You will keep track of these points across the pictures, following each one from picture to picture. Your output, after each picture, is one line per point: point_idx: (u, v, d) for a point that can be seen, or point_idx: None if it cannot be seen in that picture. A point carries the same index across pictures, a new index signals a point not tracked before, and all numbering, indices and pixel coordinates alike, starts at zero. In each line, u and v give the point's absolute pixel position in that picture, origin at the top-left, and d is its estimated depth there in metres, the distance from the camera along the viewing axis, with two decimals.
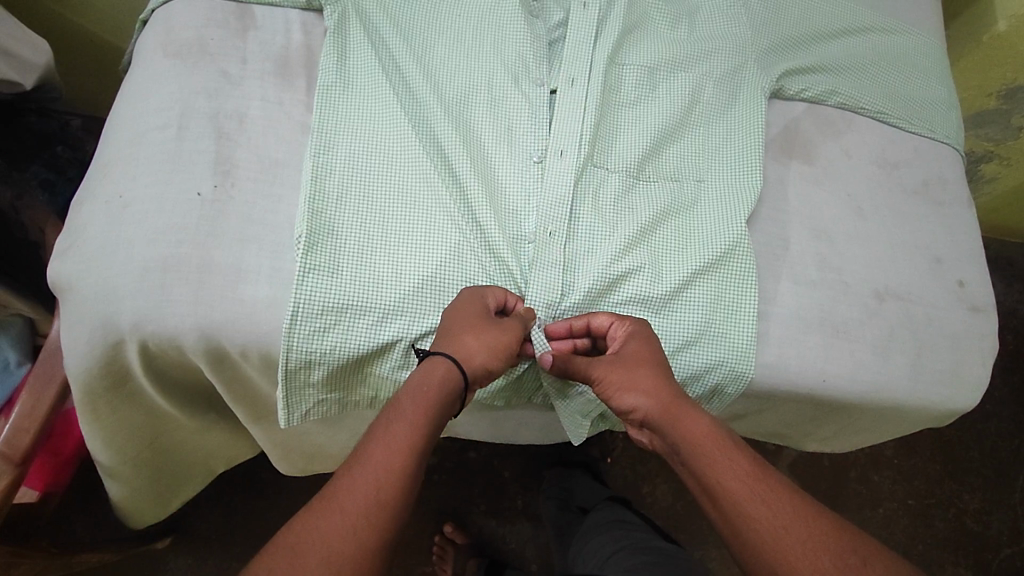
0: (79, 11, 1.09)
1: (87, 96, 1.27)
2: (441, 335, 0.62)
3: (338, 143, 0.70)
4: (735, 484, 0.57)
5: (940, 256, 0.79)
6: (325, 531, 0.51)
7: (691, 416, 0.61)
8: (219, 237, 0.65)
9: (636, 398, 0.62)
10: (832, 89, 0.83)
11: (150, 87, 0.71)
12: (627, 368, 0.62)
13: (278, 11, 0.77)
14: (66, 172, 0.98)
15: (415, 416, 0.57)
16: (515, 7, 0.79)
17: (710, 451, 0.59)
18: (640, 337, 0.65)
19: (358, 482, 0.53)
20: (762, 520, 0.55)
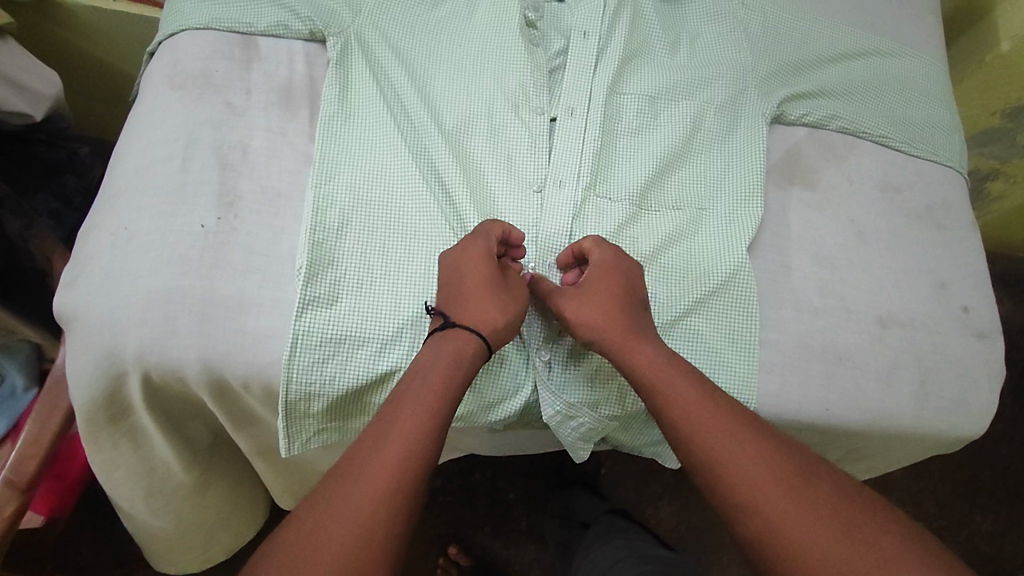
0: (88, 38, 1.14)
1: (94, 114, 1.33)
2: (455, 303, 0.64)
3: (340, 175, 0.71)
4: (688, 415, 0.59)
5: (944, 282, 0.78)
6: (339, 516, 0.53)
7: (641, 347, 0.63)
8: (221, 269, 0.66)
9: (590, 327, 0.64)
10: (833, 114, 0.83)
11: (156, 118, 0.72)
12: (587, 300, 0.65)
13: (283, 41, 0.77)
14: (72, 202, 0.99)
15: (432, 399, 0.58)
16: (516, 35, 0.79)
17: (664, 387, 0.61)
18: (608, 266, 0.67)
19: (371, 467, 0.54)
20: (723, 459, 0.57)
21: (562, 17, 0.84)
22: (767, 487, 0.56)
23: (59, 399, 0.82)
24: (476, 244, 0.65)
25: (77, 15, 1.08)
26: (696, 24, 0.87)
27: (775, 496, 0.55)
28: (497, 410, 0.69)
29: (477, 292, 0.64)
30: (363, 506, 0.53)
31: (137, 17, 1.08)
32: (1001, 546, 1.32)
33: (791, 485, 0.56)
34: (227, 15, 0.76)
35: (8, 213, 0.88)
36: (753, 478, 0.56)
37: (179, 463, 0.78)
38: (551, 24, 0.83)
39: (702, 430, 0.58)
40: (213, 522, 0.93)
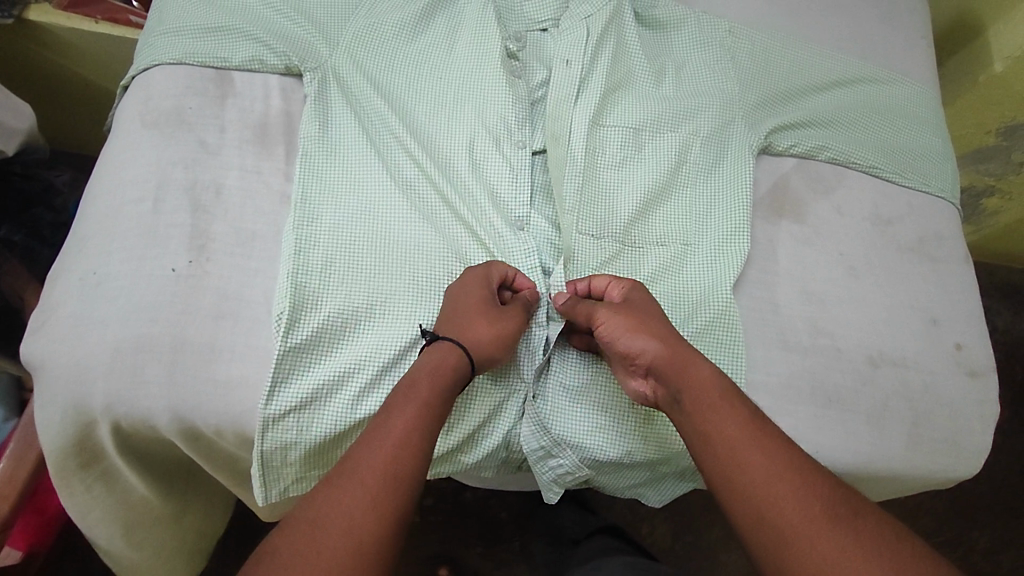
0: (70, 58, 1.12)
1: (78, 133, 1.32)
2: (448, 321, 0.63)
3: (320, 214, 0.69)
4: (727, 435, 0.56)
5: (936, 317, 0.77)
6: (340, 508, 0.50)
7: (695, 363, 0.60)
8: (192, 315, 0.64)
9: (644, 341, 0.61)
10: (822, 145, 0.82)
11: (128, 158, 0.70)
12: (632, 314, 0.63)
13: (258, 76, 0.76)
14: (46, 238, 0.97)
15: (429, 395, 0.57)
16: (497, 67, 0.78)
17: (712, 401, 0.58)
18: (641, 291, 0.66)
19: (372, 458, 0.53)
20: (759, 482, 0.54)
21: (545, 47, 0.83)
22: (800, 511, 0.52)
23: (33, 443, 0.81)
24: (481, 274, 0.65)
25: (57, 36, 1.06)
26: (682, 53, 0.85)
27: (813, 523, 0.52)
28: (472, 445, 0.66)
29: (475, 313, 0.62)
30: (364, 496, 0.51)
31: (117, 38, 1.06)
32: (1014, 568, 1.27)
33: (827, 510, 0.52)
34: (200, 50, 0.75)
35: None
36: (789, 502, 0.53)
37: (157, 500, 0.77)
38: (534, 54, 0.82)
39: (733, 452, 0.55)
40: (191, 556, 0.91)
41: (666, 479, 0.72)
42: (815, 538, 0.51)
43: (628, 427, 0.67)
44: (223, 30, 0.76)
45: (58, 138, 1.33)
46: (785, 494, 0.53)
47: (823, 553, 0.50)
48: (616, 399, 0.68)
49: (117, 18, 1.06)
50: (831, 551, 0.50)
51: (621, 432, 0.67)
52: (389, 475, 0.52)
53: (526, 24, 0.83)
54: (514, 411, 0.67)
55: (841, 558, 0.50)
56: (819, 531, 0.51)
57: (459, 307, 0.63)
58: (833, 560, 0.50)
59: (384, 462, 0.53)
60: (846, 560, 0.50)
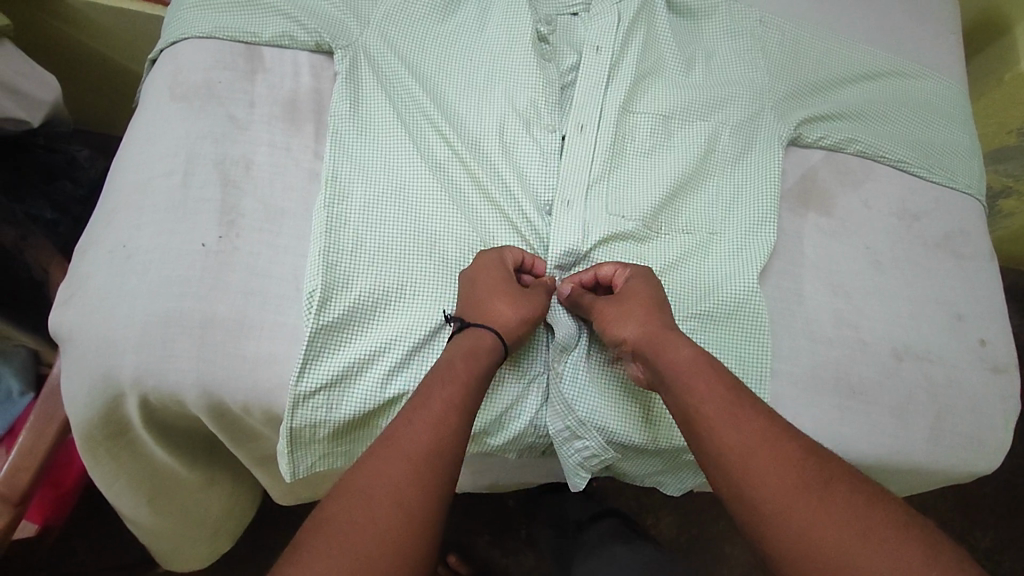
0: (92, 35, 1.12)
1: (100, 112, 1.33)
2: (474, 306, 0.63)
3: (352, 193, 0.69)
4: (709, 402, 0.56)
5: (961, 313, 0.76)
6: (388, 482, 0.51)
7: (674, 342, 0.60)
8: (221, 291, 0.64)
9: (629, 329, 0.63)
10: (851, 137, 0.81)
11: (157, 132, 0.70)
12: (625, 300, 0.64)
13: (288, 52, 0.75)
14: (70, 211, 0.98)
15: (468, 375, 0.58)
16: (528, 50, 0.77)
17: (687, 377, 0.58)
18: (640, 276, 0.67)
19: (416, 434, 0.53)
20: (738, 445, 0.54)
21: (575, 32, 0.82)
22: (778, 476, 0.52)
23: (56, 412, 0.80)
24: (489, 256, 0.66)
25: (80, 13, 1.06)
26: (712, 42, 0.84)
27: (792, 494, 0.51)
28: (498, 427, 0.66)
29: (496, 294, 0.63)
30: (413, 470, 0.52)
31: (141, 15, 1.05)
32: (1016, 567, 1.27)
33: (804, 477, 0.52)
34: (231, 25, 0.74)
35: (3, 224, 0.87)
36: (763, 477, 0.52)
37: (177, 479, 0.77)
38: (563, 38, 0.81)
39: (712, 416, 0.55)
40: (208, 541, 0.93)
41: (686, 467, 0.72)
42: (793, 503, 0.50)
43: (654, 413, 0.68)
44: (253, 6, 0.75)
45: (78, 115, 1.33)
46: (766, 462, 0.52)
47: (799, 519, 0.50)
48: (641, 386, 0.69)
49: None
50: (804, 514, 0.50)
51: (646, 417, 0.68)
52: (437, 449, 0.53)
53: (557, 8, 0.82)
54: (539, 394, 0.67)
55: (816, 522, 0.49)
56: (795, 497, 0.51)
57: (477, 288, 0.64)
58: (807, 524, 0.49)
59: (429, 437, 0.53)
60: (822, 522, 0.49)
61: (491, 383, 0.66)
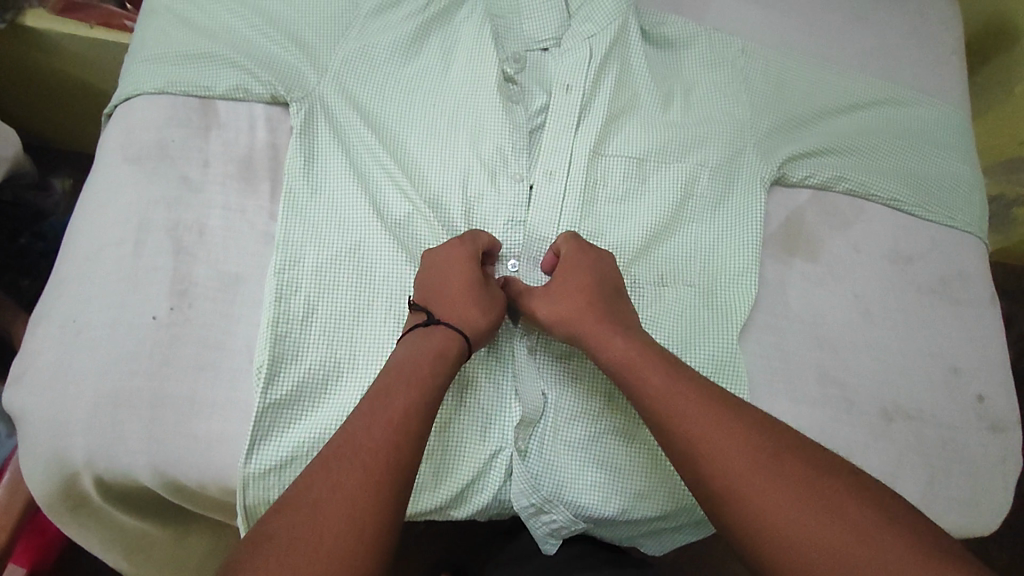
0: (71, 65, 1.13)
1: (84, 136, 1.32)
2: (437, 303, 0.62)
3: (304, 257, 0.66)
4: (679, 406, 0.55)
5: (957, 365, 0.72)
6: (340, 487, 0.50)
7: (617, 343, 0.60)
8: (174, 366, 0.62)
9: (620, 348, 0.60)
10: (841, 175, 0.76)
11: (109, 197, 0.68)
12: (562, 295, 0.63)
13: (242, 105, 0.72)
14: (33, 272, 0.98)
15: (423, 380, 0.57)
16: (493, 93, 0.73)
17: (647, 380, 0.57)
18: (579, 255, 0.65)
19: (369, 442, 0.52)
20: (719, 455, 0.52)
21: (545, 68, 0.77)
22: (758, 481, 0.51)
23: (19, 486, 0.81)
24: (454, 246, 0.64)
25: (54, 43, 1.07)
26: (692, 73, 0.79)
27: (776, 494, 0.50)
28: (461, 501, 0.65)
29: (459, 291, 0.63)
30: (365, 478, 0.50)
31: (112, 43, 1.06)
32: None
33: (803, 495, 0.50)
34: (183, 79, 0.71)
35: None
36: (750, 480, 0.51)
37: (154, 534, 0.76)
38: (532, 76, 0.77)
39: (692, 420, 0.54)
40: None
41: (665, 532, 0.69)
42: (776, 509, 0.49)
43: (623, 480, 0.66)
44: (206, 57, 0.72)
45: (64, 139, 1.33)
46: (751, 470, 0.51)
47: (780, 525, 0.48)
48: (611, 454, 0.66)
49: (110, 22, 1.07)
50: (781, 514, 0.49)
51: (614, 486, 0.65)
52: (390, 462, 0.52)
53: (526, 43, 0.77)
54: (502, 469, 0.65)
55: (801, 523, 0.48)
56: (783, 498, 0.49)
57: (440, 286, 0.63)
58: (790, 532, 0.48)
59: (381, 447, 0.52)
60: (807, 526, 0.48)
61: (452, 458, 0.65)
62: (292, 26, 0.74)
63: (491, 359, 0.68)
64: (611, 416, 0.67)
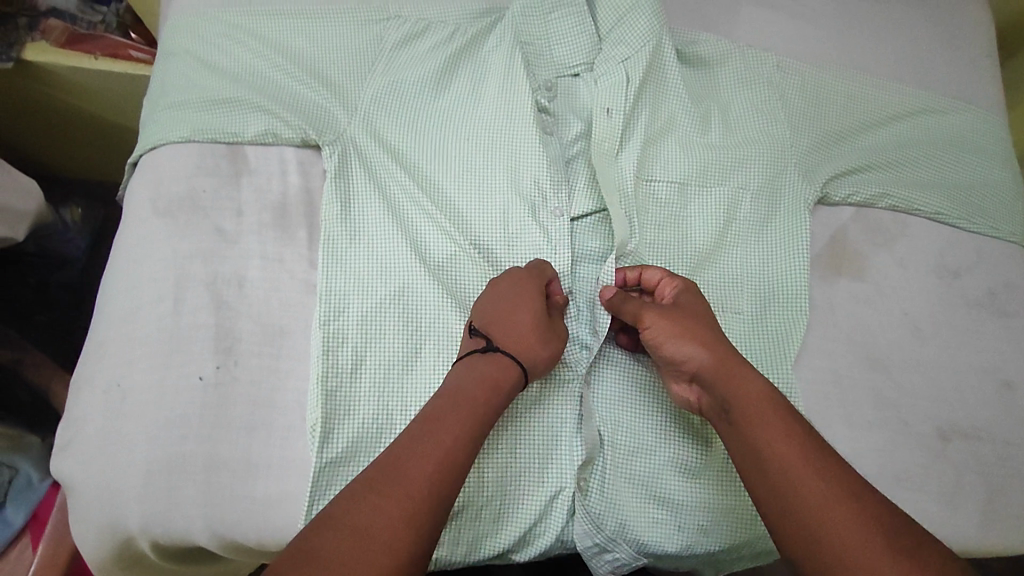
0: (77, 95, 1.10)
1: (98, 164, 1.30)
2: (498, 329, 0.61)
3: (349, 306, 0.65)
4: (752, 401, 0.55)
5: (1010, 380, 0.72)
6: (377, 509, 0.48)
7: (745, 374, 0.57)
8: (224, 427, 0.61)
9: (691, 350, 0.59)
10: (883, 191, 0.75)
11: (144, 253, 0.66)
12: (683, 319, 0.60)
13: (273, 149, 0.71)
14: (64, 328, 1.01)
15: (475, 398, 0.56)
16: (529, 124, 0.72)
17: (761, 408, 0.55)
18: (692, 293, 0.63)
19: (417, 459, 0.52)
20: (778, 448, 0.52)
21: (578, 96, 0.76)
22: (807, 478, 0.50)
23: (64, 537, 0.80)
24: (523, 270, 0.64)
25: (61, 75, 1.04)
26: (727, 92, 0.77)
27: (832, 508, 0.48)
28: (522, 545, 0.63)
29: (523, 322, 0.61)
30: (411, 493, 0.50)
31: (122, 73, 1.03)
32: None
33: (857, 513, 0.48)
34: (211, 126, 0.69)
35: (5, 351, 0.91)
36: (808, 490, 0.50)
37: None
38: (566, 104, 0.75)
39: (757, 417, 0.54)
40: None
41: (723, 566, 0.68)
42: (825, 505, 0.49)
43: (683, 515, 0.64)
44: (233, 103, 0.70)
45: (78, 169, 1.31)
46: (799, 467, 0.51)
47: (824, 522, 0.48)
48: (670, 489, 0.65)
49: (119, 53, 1.04)
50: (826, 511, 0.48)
51: (676, 523, 0.64)
52: (437, 479, 0.51)
53: (556, 70, 0.76)
54: (564, 509, 0.63)
55: (847, 525, 0.47)
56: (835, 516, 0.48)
57: (505, 314, 0.62)
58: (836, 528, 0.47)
59: (431, 463, 0.52)
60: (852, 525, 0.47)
61: (512, 504, 0.63)
62: (321, 67, 0.73)
63: (547, 399, 0.66)
64: (671, 452, 0.66)
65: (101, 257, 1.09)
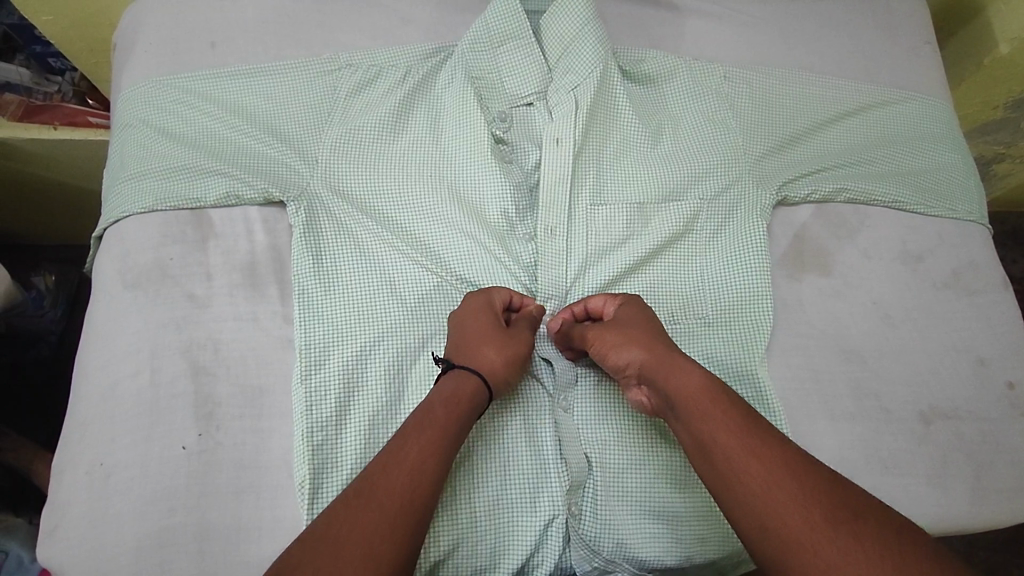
0: (38, 164, 1.08)
1: (69, 228, 1.30)
2: (458, 350, 0.61)
3: (328, 357, 0.65)
4: (689, 393, 0.55)
5: (982, 357, 0.73)
6: (360, 531, 0.48)
7: (681, 368, 0.57)
8: (212, 495, 0.61)
9: (630, 352, 0.60)
10: (840, 186, 0.76)
11: (116, 327, 0.66)
12: (621, 328, 0.61)
13: (237, 209, 0.71)
14: (41, 414, 1.00)
15: (445, 419, 0.56)
16: (487, 157, 0.73)
17: (699, 403, 0.55)
18: (633, 304, 0.64)
19: (390, 484, 0.51)
20: (709, 426, 0.53)
21: (534, 124, 0.77)
22: (756, 474, 0.50)
23: None
24: (477, 297, 0.64)
25: (19, 148, 1.03)
26: (677, 106, 0.79)
27: (777, 481, 0.49)
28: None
29: (481, 338, 0.61)
30: (385, 519, 0.49)
31: (79, 141, 1.03)
32: None
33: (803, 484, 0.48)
34: (173, 193, 0.70)
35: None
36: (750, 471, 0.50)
37: None
38: (522, 132, 0.76)
39: (694, 402, 0.55)
40: None
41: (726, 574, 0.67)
42: (756, 475, 0.50)
43: (681, 527, 0.64)
44: (194, 168, 0.71)
45: (50, 234, 1.30)
46: (750, 462, 0.50)
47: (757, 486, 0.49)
48: (664, 501, 0.64)
49: (78, 121, 1.04)
50: (777, 506, 0.48)
51: (674, 536, 0.63)
52: (409, 502, 0.51)
53: (509, 100, 0.77)
54: (559, 536, 0.62)
55: (777, 492, 0.48)
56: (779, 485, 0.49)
57: (461, 332, 0.62)
58: (773, 501, 0.48)
59: (403, 487, 0.51)
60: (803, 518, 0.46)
61: (507, 535, 0.62)
62: (278, 123, 0.73)
63: (530, 422, 0.65)
64: (660, 462, 0.65)
65: (75, 333, 1.06)
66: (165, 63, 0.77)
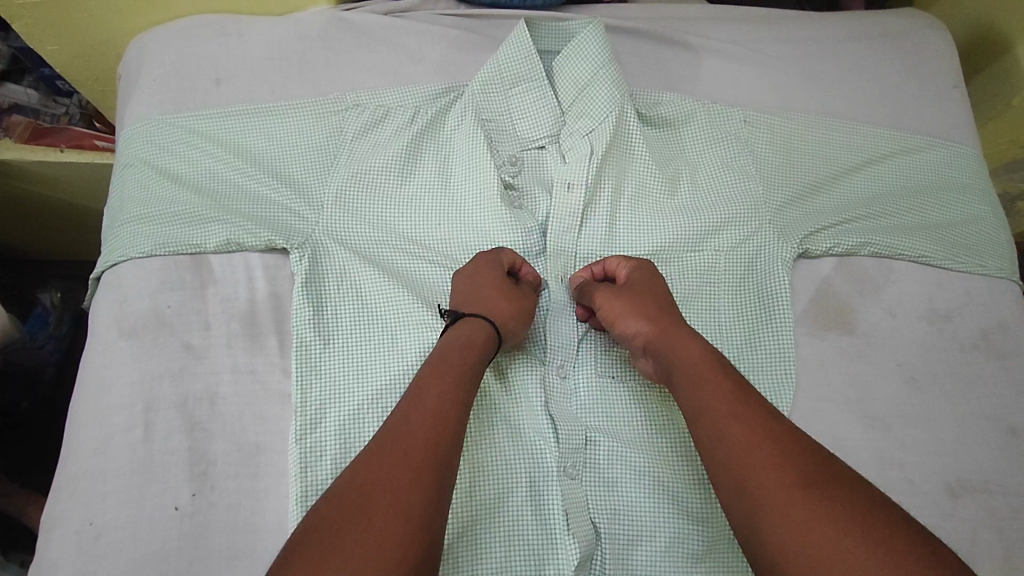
0: (47, 186, 1.07)
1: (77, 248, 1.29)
2: (466, 301, 0.62)
3: (326, 416, 0.62)
4: (691, 364, 0.55)
5: (1014, 425, 0.69)
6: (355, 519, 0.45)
7: (690, 341, 0.57)
8: (204, 560, 0.58)
9: (636, 322, 0.60)
10: (864, 239, 0.73)
11: (111, 377, 0.64)
12: (634, 294, 0.62)
13: (238, 256, 0.69)
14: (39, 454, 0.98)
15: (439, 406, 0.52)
16: (497, 204, 0.70)
17: (699, 375, 0.54)
18: (647, 270, 0.64)
19: (384, 467, 0.48)
20: (704, 398, 0.53)
21: (545, 169, 0.74)
22: (747, 460, 0.48)
23: None
24: (485, 256, 0.65)
25: (26, 170, 1.01)
26: (695, 151, 0.76)
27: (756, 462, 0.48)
28: None
29: (491, 288, 0.62)
30: (383, 504, 0.46)
31: (84, 164, 1.01)
32: None
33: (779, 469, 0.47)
34: (173, 237, 0.68)
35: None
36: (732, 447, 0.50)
37: None
38: (532, 177, 0.74)
39: (692, 371, 0.55)
40: None
41: None
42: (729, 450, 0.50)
43: None
44: (195, 212, 0.69)
45: (59, 253, 1.29)
46: (737, 446, 0.49)
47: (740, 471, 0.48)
48: None
49: (83, 143, 1.02)
50: (766, 494, 0.46)
51: None
52: (412, 504, 0.46)
53: (521, 144, 0.75)
54: None
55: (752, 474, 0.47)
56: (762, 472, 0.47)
57: (469, 284, 0.63)
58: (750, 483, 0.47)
59: (407, 489, 0.47)
60: (799, 513, 0.44)
61: None
62: (282, 166, 0.71)
63: (537, 488, 0.62)
64: (673, 535, 0.62)
65: (75, 368, 1.05)
66: (168, 100, 0.75)
